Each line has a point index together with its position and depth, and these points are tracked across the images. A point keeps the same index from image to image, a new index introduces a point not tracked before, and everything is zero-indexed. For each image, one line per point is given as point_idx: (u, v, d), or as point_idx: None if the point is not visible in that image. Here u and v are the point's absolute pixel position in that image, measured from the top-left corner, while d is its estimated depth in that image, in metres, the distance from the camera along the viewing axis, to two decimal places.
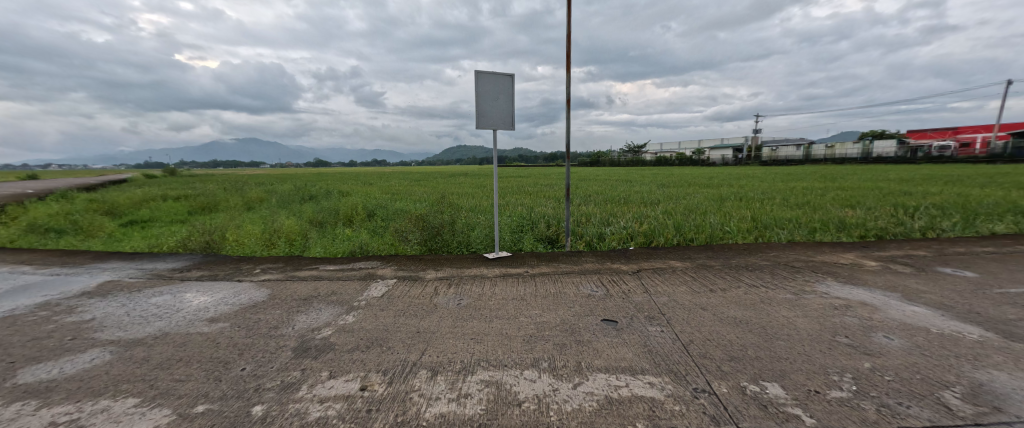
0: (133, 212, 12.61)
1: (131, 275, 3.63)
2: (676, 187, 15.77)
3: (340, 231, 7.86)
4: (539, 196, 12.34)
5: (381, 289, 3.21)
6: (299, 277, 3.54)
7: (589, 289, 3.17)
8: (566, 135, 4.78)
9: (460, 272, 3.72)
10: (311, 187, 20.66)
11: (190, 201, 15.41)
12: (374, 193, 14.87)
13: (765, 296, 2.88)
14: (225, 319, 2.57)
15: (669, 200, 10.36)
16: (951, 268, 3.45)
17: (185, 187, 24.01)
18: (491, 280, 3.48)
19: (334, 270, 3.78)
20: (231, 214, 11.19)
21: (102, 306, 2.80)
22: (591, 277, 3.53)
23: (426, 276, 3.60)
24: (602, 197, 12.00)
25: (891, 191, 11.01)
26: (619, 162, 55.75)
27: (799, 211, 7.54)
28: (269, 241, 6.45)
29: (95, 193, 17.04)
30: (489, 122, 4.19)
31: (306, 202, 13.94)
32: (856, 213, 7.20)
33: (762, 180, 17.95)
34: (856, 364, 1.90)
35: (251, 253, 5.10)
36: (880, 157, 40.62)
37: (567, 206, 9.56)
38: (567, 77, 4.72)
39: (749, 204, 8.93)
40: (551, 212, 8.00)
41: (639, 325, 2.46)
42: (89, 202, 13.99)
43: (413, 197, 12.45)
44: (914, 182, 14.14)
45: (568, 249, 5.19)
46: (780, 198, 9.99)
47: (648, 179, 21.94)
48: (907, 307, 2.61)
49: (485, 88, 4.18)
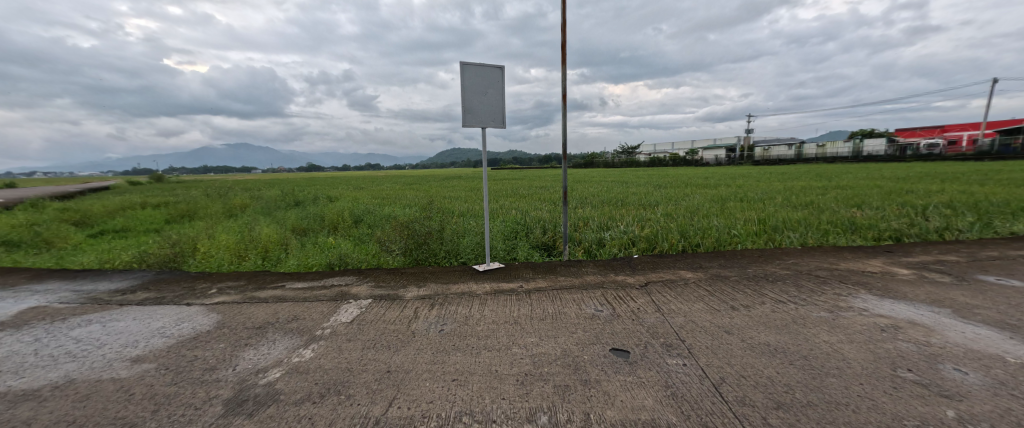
0: (106, 222, 12.00)
1: (63, 299, 3.16)
2: (672, 187, 15.45)
3: (322, 240, 7.37)
4: (534, 199, 11.95)
5: (351, 313, 2.76)
6: (259, 299, 3.07)
7: (592, 309, 2.76)
8: (562, 133, 4.38)
9: (446, 288, 3.27)
10: (297, 192, 20.03)
11: (170, 209, 14.84)
12: (362, 198, 14.32)
13: (797, 315, 2.48)
14: (153, 359, 2.13)
15: (669, 201, 10.04)
16: (994, 276, 3.09)
17: (168, 193, 23.29)
18: (480, 298, 3.04)
19: (302, 289, 3.32)
20: (209, 223, 10.63)
21: (9, 343, 2.34)
22: (594, 293, 3.11)
23: (407, 294, 3.15)
24: (599, 199, 11.67)
25: (893, 190, 10.77)
26: (612, 163, 56.03)
27: (806, 212, 7.21)
28: (241, 253, 5.95)
29: (71, 201, 16.40)
30: (478, 119, 3.77)
31: (291, 208, 13.43)
32: (865, 213, 6.88)
33: (758, 180, 17.80)
34: (935, 412, 1.50)
35: (216, 268, 4.61)
36: (870, 156, 40.93)
37: (563, 209, 9.17)
38: (562, 69, 4.32)
39: (752, 204, 8.61)
40: (547, 217, 7.58)
41: (656, 357, 2.04)
42: (62, 211, 13.40)
43: (404, 202, 12.00)
44: (914, 180, 13.96)
45: (567, 257, 4.77)
46: (780, 198, 9.72)
47: (642, 179, 21.76)
48: (965, 327, 2.23)
49: (473, 80, 3.76)
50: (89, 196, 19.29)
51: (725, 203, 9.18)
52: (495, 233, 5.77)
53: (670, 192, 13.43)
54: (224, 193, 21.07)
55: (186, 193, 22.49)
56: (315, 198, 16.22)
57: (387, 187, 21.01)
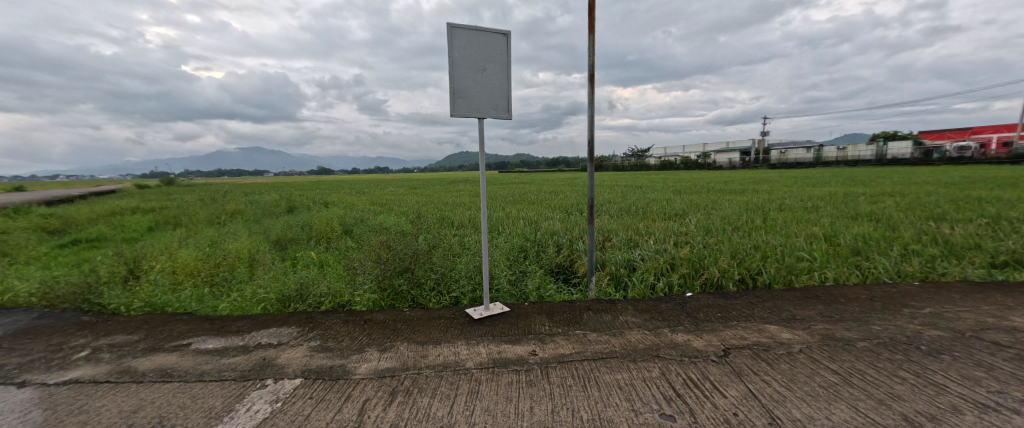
0: (86, 231, 11.23)
1: None
2: (695, 193, 14.29)
3: (300, 257, 6.39)
4: (545, 207, 10.89)
5: (255, 415, 1.67)
6: (130, 377, 1.99)
7: (658, 415, 1.62)
8: (588, 126, 3.27)
9: (422, 356, 2.18)
10: (295, 197, 19.16)
11: (161, 214, 14.13)
12: (359, 205, 13.37)
13: None
14: None
15: (698, 211, 8.88)
16: None
17: (166, 197, 22.76)
18: (471, 380, 1.93)
19: (209, 353, 2.23)
20: (189, 233, 9.75)
21: None
22: (651, 371, 1.97)
23: (359, 367, 2.06)
24: (617, 207, 10.56)
25: (957, 197, 9.43)
26: (622, 166, 54.85)
27: (875, 225, 5.98)
28: (196, 276, 4.97)
29: (59, 207, 15.76)
30: (472, 106, 2.70)
31: (283, 215, 12.58)
32: (951, 227, 5.64)
33: (786, 185, 16.51)
34: None
35: (141, 304, 3.61)
36: (895, 160, 39.06)
37: (578, 220, 8.09)
38: (588, 42, 3.24)
39: (800, 215, 7.41)
40: (561, 231, 6.50)
41: None
42: (45, 218, 12.72)
43: (402, 209, 11.06)
44: (966, 185, 12.57)
45: (591, 292, 3.66)
46: (828, 207, 8.52)
47: (656, 184, 20.56)
48: None
49: (465, 51, 2.69)
50: (82, 202, 18.59)
51: (765, 213, 8.02)
52: (499, 254, 4.64)
53: (694, 199, 12.23)
54: (222, 197, 20.46)
55: (184, 197, 21.92)
56: (311, 204, 15.43)
57: (389, 192, 20.16)
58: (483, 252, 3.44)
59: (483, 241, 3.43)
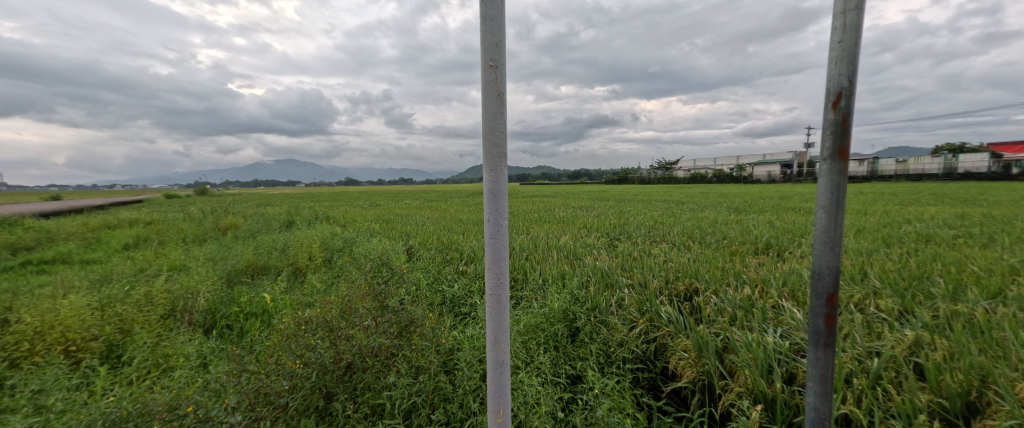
0: (53, 249, 9.86)
1: None
2: (764, 212, 11.69)
3: (243, 320, 4.54)
4: (582, 230, 8.67)
5: None
6: None
7: None
8: (837, 48, 1.02)
9: None
10: (301, 209, 17.74)
11: (151, 229, 12.77)
12: (361, 220, 11.60)
13: None
14: None
15: (801, 241, 6.44)
16: None
17: (174, 208, 21.80)
18: None
19: None
20: (150, 255, 8.08)
21: None
22: None
23: None
24: (675, 232, 8.23)
25: None
26: (652, 180, 51.76)
27: None
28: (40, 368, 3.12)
29: (52, 219, 14.69)
30: None
31: (276, 232, 10.91)
32: None
33: (872, 203, 13.52)
34: None
35: None
36: (970, 175, 34.45)
37: (635, 255, 5.88)
38: None
39: (981, 253, 4.90)
40: (621, 277, 4.30)
41: None
42: (21, 233, 11.49)
43: (406, 228, 9.14)
44: None
45: None
46: (1000, 238, 5.88)
47: (704, 200, 17.87)
48: None
49: None
50: (87, 213, 17.77)
51: (914, 246, 5.51)
52: (519, 358, 2.51)
53: (769, 220, 9.71)
54: (226, 209, 19.16)
55: (190, 208, 20.83)
56: (313, 218, 13.80)
57: (403, 205, 18.40)
58: (487, 324, 1.29)
59: (492, 297, 1.29)
